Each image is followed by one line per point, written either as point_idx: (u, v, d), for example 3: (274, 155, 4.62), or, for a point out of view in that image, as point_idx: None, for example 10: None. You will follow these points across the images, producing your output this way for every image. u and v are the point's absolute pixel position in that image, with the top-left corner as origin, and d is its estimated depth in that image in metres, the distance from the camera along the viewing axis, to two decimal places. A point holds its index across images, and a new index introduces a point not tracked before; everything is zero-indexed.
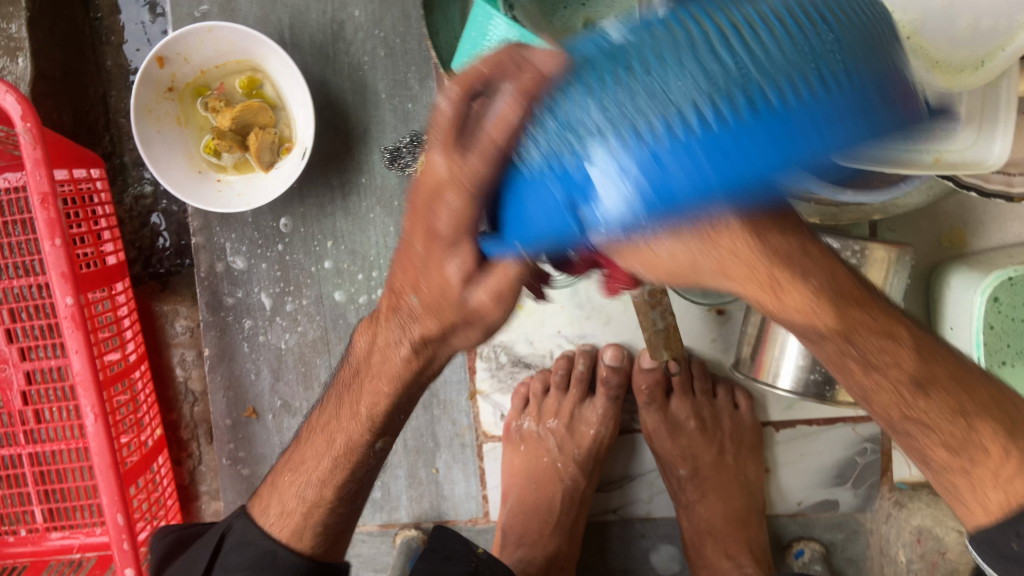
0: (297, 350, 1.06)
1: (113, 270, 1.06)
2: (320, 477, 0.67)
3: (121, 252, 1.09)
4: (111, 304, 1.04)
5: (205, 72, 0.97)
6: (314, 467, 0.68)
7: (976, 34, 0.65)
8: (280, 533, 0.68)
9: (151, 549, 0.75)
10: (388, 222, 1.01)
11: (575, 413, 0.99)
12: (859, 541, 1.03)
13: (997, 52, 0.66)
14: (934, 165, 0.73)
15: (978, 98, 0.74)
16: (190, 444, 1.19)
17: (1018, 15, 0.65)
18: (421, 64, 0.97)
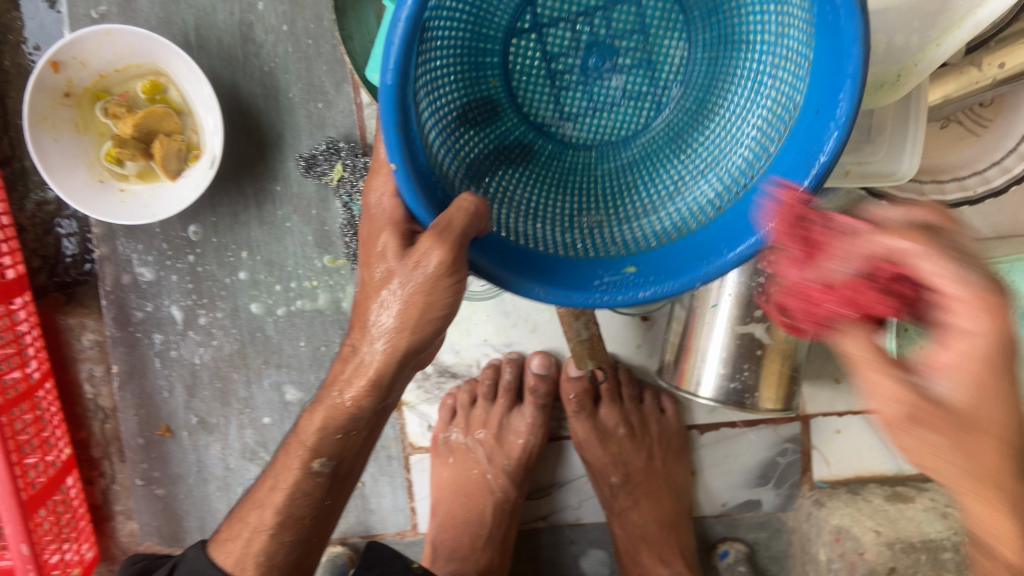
0: (213, 365, 1.02)
1: (12, 285, 0.98)
2: (272, 499, 0.66)
3: (21, 264, 1.02)
4: (9, 320, 0.97)
5: (105, 76, 0.91)
6: (270, 485, 0.67)
7: (892, 50, 0.66)
8: (233, 550, 0.67)
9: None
10: (306, 231, 0.97)
11: (504, 423, 0.98)
12: (782, 539, 1.05)
13: (910, 67, 0.66)
14: (845, 177, 0.75)
15: (889, 110, 0.74)
16: (103, 463, 1.13)
17: (930, 30, 0.64)
18: (336, 68, 0.94)
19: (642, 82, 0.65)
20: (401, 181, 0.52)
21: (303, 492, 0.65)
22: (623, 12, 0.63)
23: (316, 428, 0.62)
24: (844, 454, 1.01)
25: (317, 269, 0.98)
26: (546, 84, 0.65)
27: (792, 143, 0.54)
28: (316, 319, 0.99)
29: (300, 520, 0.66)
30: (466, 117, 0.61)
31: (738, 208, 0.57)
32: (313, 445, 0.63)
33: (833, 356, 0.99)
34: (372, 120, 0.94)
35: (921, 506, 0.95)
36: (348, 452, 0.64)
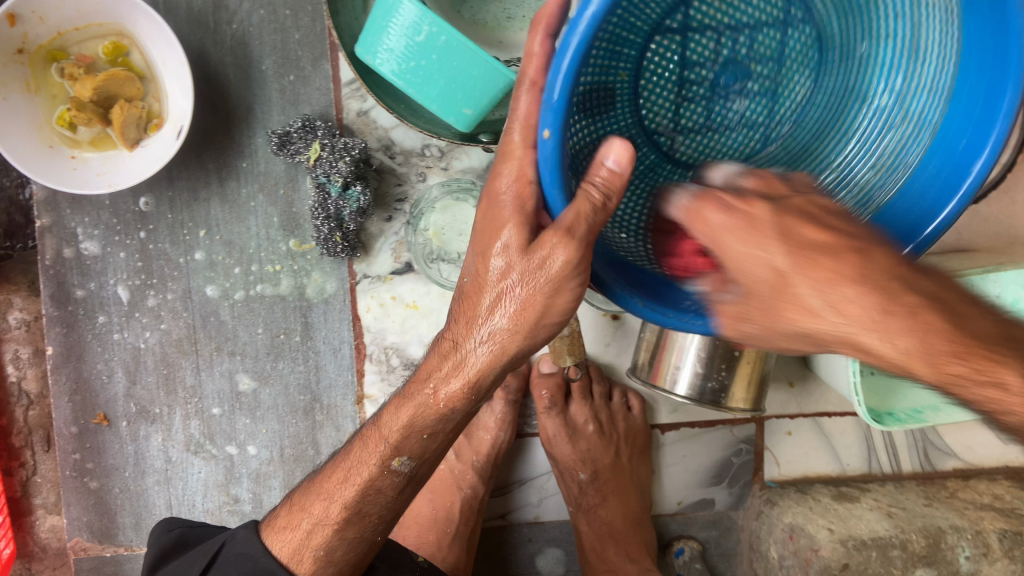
0: (159, 350, 0.95)
1: None
2: (343, 493, 0.63)
3: None
4: None
5: (62, 33, 0.84)
6: (339, 479, 0.64)
7: None
8: (291, 540, 0.65)
9: (156, 543, 0.75)
10: (272, 212, 0.92)
11: (474, 419, 0.95)
12: (732, 537, 1.07)
13: None
14: None
15: None
16: (23, 453, 1.04)
17: None
18: (313, 43, 0.90)
19: (761, 111, 0.65)
20: (548, 151, 0.49)
21: (375, 489, 0.63)
22: (770, 36, 0.62)
23: (403, 426, 0.60)
24: (793, 455, 1.05)
25: (281, 253, 0.93)
26: (669, 97, 0.63)
27: (936, 155, 0.58)
28: (276, 305, 0.94)
29: (366, 517, 0.63)
30: (588, 104, 0.57)
31: (890, 217, 0.59)
32: (396, 442, 0.61)
33: (788, 360, 1.02)
34: (350, 100, 0.91)
35: (868, 506, 0.99)
36: (431, 454, 0.62)
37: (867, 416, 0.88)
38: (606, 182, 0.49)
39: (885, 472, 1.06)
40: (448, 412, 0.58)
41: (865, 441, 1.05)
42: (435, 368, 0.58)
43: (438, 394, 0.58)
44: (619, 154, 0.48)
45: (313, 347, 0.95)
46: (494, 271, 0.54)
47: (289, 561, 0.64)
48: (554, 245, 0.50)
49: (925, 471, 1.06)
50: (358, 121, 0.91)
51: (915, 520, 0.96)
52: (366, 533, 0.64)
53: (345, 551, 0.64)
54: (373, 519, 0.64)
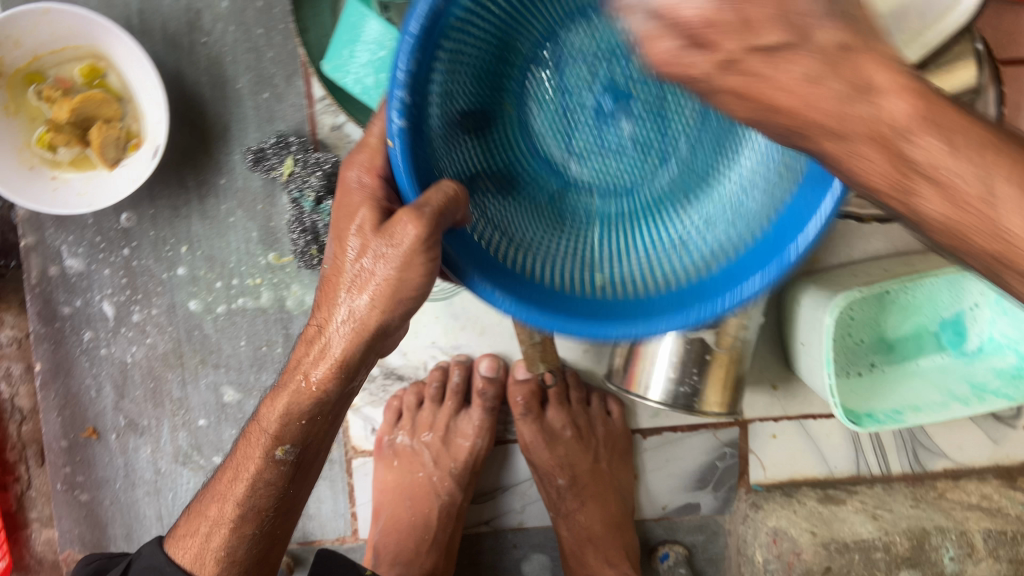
0: (145, 364, 0.97)
1: None
2: (234, 490, 0.66)
3: None
4: None
5: (38, 57, 0.87)
6: (230, 477, 0.67)
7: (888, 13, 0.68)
8: (193, 545, 0.69)
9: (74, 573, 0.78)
10: (250, 226, 0.94)
11: (451, 426, 0.98)
12: (719, 541, 1.07)
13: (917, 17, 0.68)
14: None
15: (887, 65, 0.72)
16: (18, 467, 1.07)
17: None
18: (286, 60, 0.91)
19: (649, 134, 0.67)
20: (398, 153, 0.52)
21: (264, 483, 0.65)
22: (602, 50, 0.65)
23: (280, 414, 0.61)
24: (779, 457, 1.05)
25: (261, 267, 0.95)
26: (558, 117, 0.67)
27: (797, 196, 0.56)
28: (258, 318, 0.96)
29: (261, 513, 0.67)
30: (469, 125, 0.61)
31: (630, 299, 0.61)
32: (277, 433, 0.62)
33: (770, 362, 1.02)
34: (324, 115, 0.92)
35: (853, 508, 0.98)
36: (314, 437, 0.64)
37: (844, 418, 0.88)
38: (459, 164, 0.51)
39: (873, 473, 1.05)
40: (320, 394, 0.58)
41: (852, 442, 1.05)
42: (302, 355, 0.58)
43: (309, 379, 0.58)
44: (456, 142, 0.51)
45: (295, 358, 0.97)
46: (352, 251, 0.53)
47: (191, 565, 0.68)
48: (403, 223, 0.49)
49: (914, 472, 1.05)
50: (332, 136, 0.93)
51: (900, 522, 0.95)
52: (263, 527, 0.68)
53: (245, 546, 0.68)
54: (268, 512, 0.67)
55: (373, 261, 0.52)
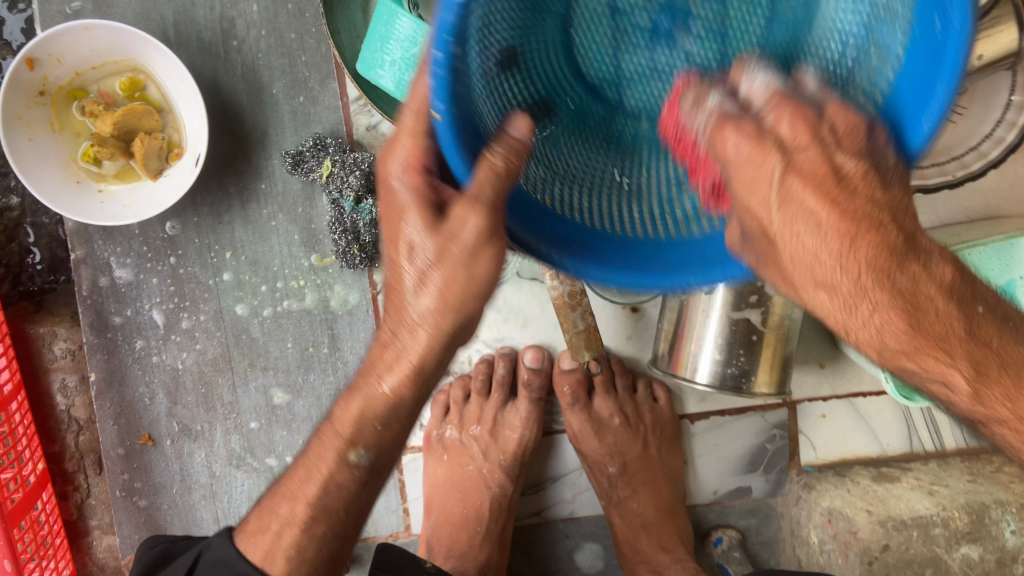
0: (196, 370, 0.99)
1: None
2: (306, 491, 0.66)
3: None
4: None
5: (80, 73, 0.89)
6: (301, 477, 0.67)
7: None
8: (263, 543, 0.69)
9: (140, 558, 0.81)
10: (292, 229, 0.95)
11: (498, 419, 0.98)
12: (772, 525, 1.06)
13: None
14: None
15: None
16: (77, 476, 1.10)
17: None
18: (320, 64, 0.93)
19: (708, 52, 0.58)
20: (444, 131, 0.47)
21: (337, 485, 0.65)
22: None
23: (354, 418, 0.61)
24: (829, 437, 1.04)
25: (304, 269, 0.96)
26: (606, 34, 0.59)
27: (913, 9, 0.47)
28: (303, 319, 0.97)
29: (331, 514, 0.67)
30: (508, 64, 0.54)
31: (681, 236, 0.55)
32: (349, 437, 0.62)
33: (817, 341, 1.01)
34: (359, 115, 0.93)
35: (909, 485, 0.96)
36: (386, 448, 0.63)
37: (896, 393, 0.87)
38: (518, 152, 0.49)
39: (927, 450, 1.04)
40: (396, 399, 0.59)
41: (904, 420, 1.04)
42: (379, 361, 0.59)
43: (383, 384, 0.58)
44: (523, 124, 0.49)
45: (341, 357, 0.98)
46: (412, 254, 0.52)
47: (262, 563, 0.69)
48: (464, 214, 0.49)
49: (969, 447, 1.04)
50: (368, 136, 0.94)
51: (958, 497, 0.94)
52: (334, 527, 0.67)
53: (316, 546, 0.67)
54: (337, 515, 0.67)
55: (425, 263, 0.52)
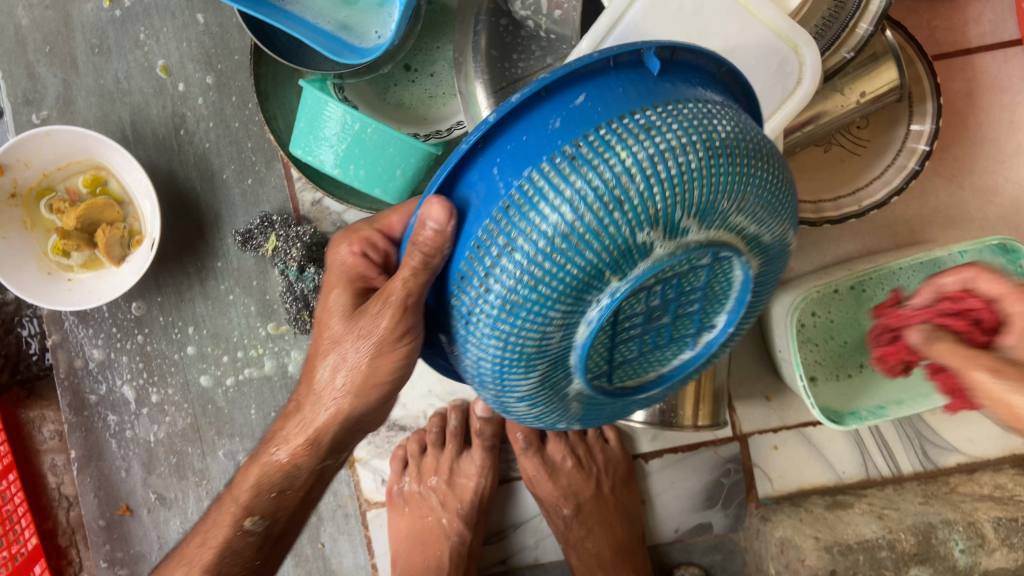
0: (168, 441, 1.05)
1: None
2: (200, 557, 0.69)
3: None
4: None
5: (47, 174, 0.98)
6: (197, 542, 0.71)
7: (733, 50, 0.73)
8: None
9: None
10: (249, 302, 1.02)
11: (453, 468, 1.02)
12: (737, 560, 1.07)
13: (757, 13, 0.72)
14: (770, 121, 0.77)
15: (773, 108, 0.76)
16: (70, 551, 1.15)
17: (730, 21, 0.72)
18: (265, 148, 1.01)
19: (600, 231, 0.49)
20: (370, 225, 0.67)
21: (232, 551, 0.69)
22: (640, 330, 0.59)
23: (251, 486, 0.66)
24: (784, 468, 1.05)
25: (262, 338, 1.02)
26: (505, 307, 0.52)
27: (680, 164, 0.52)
28: (265, 385, 1.03)
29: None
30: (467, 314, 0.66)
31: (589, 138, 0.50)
32: (246, 504, 0.67)
33: (760, 373, 1.04)
34: (304, 192, 1.00)
35: (859, 510, 0.99)
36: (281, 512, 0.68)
37: (820, 415, 0.91)
38: (430, 240, 0.53)
39: (883, 475, 1.05)
40: (291, 467, 0.65)
41: (858, 446, 1.05)
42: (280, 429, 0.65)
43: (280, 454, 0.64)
44: (437, 213, 0.52)
45: None
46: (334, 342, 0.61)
47: None
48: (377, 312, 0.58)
49: (926, 470, 1.04)
50: (314, 210, 1.01)
51: (906, 519, 0.95)
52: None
53: None
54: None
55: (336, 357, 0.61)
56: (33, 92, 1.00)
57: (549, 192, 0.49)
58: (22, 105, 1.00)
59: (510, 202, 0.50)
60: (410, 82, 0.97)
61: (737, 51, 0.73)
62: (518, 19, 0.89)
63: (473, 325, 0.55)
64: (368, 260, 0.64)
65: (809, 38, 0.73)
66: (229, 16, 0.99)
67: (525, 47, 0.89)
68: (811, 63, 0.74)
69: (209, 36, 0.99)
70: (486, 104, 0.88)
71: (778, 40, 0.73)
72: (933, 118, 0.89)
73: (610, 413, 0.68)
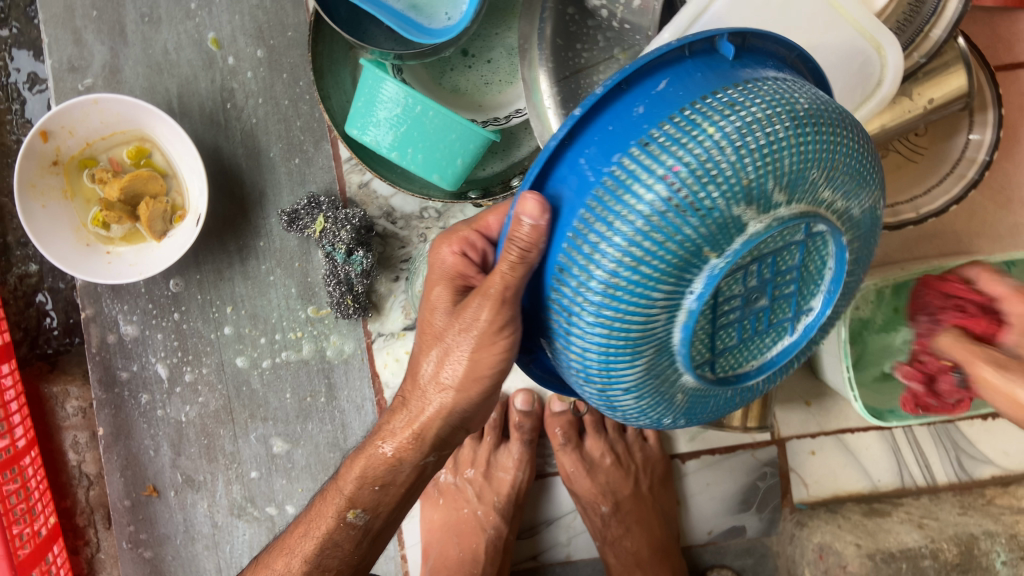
0: (199, 422, 1.03)
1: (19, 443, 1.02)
2: (303, 546, 0.73)
3: (21, 395, 1.04)
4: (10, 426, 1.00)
5: (90, 144, 0.95)
6: (300, 532, 0.75)
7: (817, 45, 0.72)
8: None
9: None
10: (290, 284, 1.00)
11: (491, 460, 1.00)
12: (768, 564, 1.06)
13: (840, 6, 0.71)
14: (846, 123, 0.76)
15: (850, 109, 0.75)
16: (88, 531, 1.13)
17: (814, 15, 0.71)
18: (314, 127, 0.99)
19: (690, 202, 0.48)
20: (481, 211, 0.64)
21: (334, 543, 0.72)
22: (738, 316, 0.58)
23: (357, 477, 0.70)
24: (820, 474, 1.05)
25: (301, 320, 1.00)
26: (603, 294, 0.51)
27: None
28: (301, 369, 1.01)
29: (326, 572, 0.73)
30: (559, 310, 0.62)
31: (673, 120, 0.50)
32: (350, 494, 0.71)
33: (801, 378, 1.03)
34: (351, 174, 0.99)
35: (898, 519, 0.99)
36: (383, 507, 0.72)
37: (864, 412, 0.90)
38: (528, 237, 0.52)
39: (919, 484, 1.04)
40: (395, 460, 0.68)
41: (894, 454, 1.05)
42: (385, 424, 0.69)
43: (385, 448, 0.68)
44: (532, 209, 0.51)
45: (339, 407, 1.02)
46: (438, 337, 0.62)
47: None
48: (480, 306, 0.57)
49: (961, 481, 1.04)
50: (360, 193, 0.99)
51: (947, 529, 0.96)
52: None
53: None
54: (333, 571, 0.73)
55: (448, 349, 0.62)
56: (78, 59, 0.97)
57: (641, 174, 0.49)
58: (66, 71, 0.98)
59: (604, 188, 0.50)
60: (467, 67, 0.96)
61: (818, 48, 0.72)
62: (587, 9, 0.87)
63: (573, 318, 0.54)
64: (468, 259, 0.62)
65: (894, 40, 0.72)
66: None
67: (591, 37, 0.88)
68: (892, 65, 0.73)
69: (264, 10, 0.97)
70: (549, 93, 0.88)
71: (861, 39, 0.72)
72: (994, 128, 0.90)
73: (716, 409, 0.64)
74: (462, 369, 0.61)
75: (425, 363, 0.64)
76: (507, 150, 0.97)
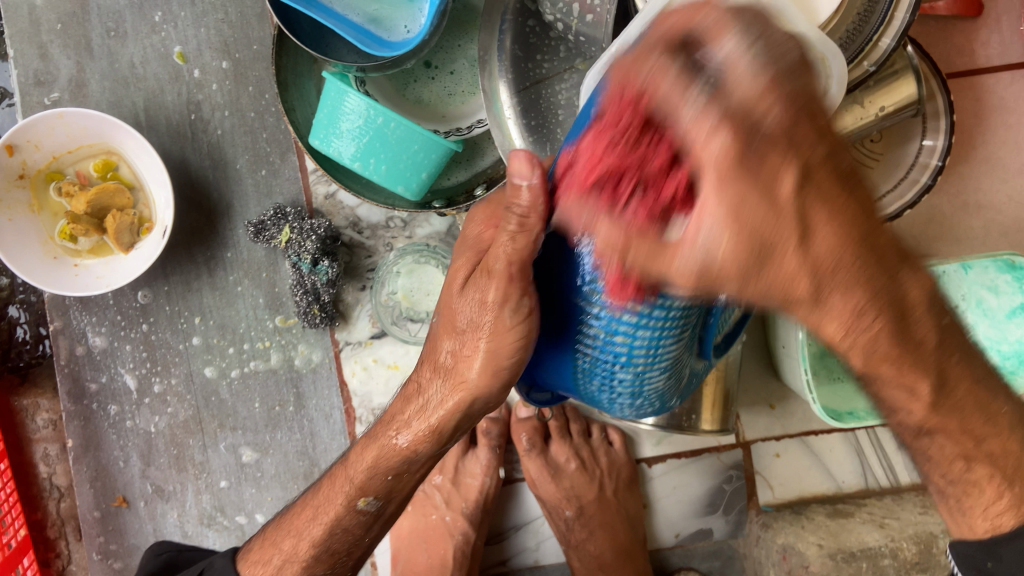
0: (168, 432, 1.03)
1: None
2: (311, 531, 0.69)
3: None
4: None
5: (57, 157, 0.96)
6: (309, 516, 0.69)
7: None
8: (262, 573, 0.71)
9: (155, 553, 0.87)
10: (257, 294, 1.01)
11: (459, 467, 1.01)
12: (736, 567, 1.07)
13: None
14: None
15: None
16: (59, 543, 1.13)
17: None
18: (280, 139, 1.00)
19: None
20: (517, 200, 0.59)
21: (342, 528, 0.68)
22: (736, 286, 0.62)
23: (367, 466, 0.64)
24: (785, 477, 1.06)
25: (269, 330, 1.01)
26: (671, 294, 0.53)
27: None
28: (269, 379, 1.02)
29: (335, 554, 0.69)
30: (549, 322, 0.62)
31: None
32: (362, 483, 0.65)
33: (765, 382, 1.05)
34: (317, 185, 1.00)
35: (861, 519, 1.00)
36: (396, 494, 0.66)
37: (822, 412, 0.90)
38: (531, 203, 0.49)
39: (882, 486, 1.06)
40: (410, 452, 0.62)
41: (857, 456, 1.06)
42: (398, 413, 0.62)
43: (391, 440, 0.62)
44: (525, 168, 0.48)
45: (307, 415, 1.02)
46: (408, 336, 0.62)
47: None
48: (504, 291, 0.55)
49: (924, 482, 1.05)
50: (327, 203, 1.00)
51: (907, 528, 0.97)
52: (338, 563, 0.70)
53: None
54: (343, 554, 0.69)
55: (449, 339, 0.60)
56: (44, 74, 0.99)
57: None
58: (32, 86, 0.99)
59: None
60: (430, 79, 0.97)
61: None
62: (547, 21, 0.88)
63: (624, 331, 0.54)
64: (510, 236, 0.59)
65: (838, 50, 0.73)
66: (249, 5, 0.98)
67: (552, 47, 0.89)
68: (837, 74, 0.74)
69: (229, 24, 0.98)
70: (509, 104, 0.90)
71: None
72: (946, 134, 0.92)
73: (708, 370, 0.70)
74: (482, 361, 0.55)
75: (443, 354, 0.58)
76: (470, 160, 0.99)
